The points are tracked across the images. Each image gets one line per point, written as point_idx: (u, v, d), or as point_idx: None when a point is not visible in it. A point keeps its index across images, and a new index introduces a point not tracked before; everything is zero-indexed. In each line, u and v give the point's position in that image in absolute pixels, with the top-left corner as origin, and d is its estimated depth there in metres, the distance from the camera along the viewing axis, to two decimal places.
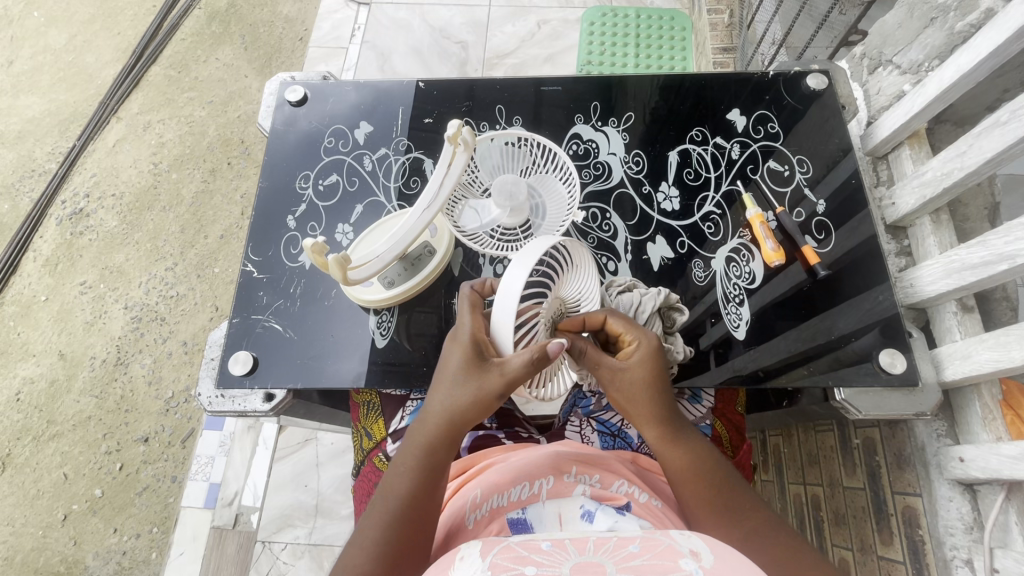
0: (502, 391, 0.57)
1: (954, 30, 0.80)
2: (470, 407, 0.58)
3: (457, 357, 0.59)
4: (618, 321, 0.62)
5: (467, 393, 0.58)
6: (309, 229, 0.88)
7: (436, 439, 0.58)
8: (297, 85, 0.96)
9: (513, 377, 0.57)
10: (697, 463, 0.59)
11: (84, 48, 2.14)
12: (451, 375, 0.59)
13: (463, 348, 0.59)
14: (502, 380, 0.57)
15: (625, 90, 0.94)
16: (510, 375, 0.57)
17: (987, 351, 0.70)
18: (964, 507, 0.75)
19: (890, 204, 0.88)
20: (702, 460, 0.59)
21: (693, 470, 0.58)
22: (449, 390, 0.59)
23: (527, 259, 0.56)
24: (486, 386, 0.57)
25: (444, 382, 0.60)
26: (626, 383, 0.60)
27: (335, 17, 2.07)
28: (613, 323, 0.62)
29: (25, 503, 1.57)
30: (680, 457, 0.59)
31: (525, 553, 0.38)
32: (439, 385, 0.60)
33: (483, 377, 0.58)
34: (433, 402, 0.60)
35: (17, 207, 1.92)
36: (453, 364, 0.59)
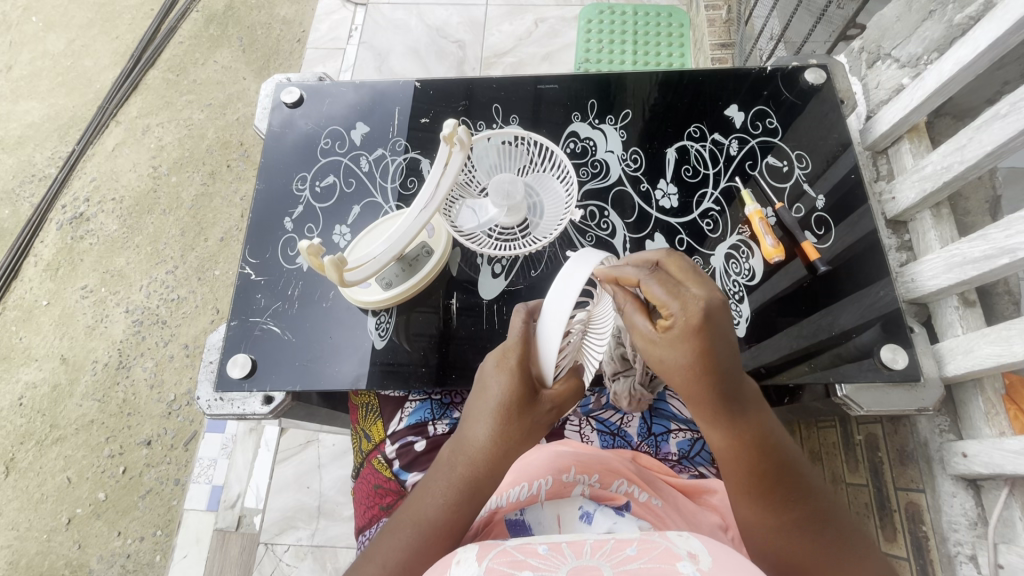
0: (551, 422, 0.55)
1: (953, 22, 0.79)
2: (514, 441, 0.54)
3: (506, 386, 0.53)
4: (655, 282, 0.49)
5: (514, 428, 0.53)
6: (307, 230, 0.87)
7: (471, 475, 0.54)
8: (293, 86, 0.96)
9: (563, 406, 0.55)
10: (749, 448, 0.52)
11: (82, 52, 2.14)
12: (495, 408, 0.53)
13: (510, 379, 0.53)
14: (553, 412, 0.54)
15: (623, 87, 0.93)
16: (561, 405, 0.55)
17: (988, 345, 0.70)
18: (967, 503, 0.75)
19: (890, 199, 0.87)
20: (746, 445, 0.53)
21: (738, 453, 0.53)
22: (492, 422, 0.54)
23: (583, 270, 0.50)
24: (536, 419, 0.54)
25: (485, 413, 0.54)
26: (670, 365, 0.49)
27: (332, 18, 2.07)
28: (649, 288, 0.49)
29: (29, 507, 1.58)
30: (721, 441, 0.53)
31: (521, 557, 0.38)
32: (477, 415, 0.54)
33: (534, 411, 0.53)
34: (471, 431, 0.55)
35: (18, 212, 1.93)
36: (497, 393, 0.53)
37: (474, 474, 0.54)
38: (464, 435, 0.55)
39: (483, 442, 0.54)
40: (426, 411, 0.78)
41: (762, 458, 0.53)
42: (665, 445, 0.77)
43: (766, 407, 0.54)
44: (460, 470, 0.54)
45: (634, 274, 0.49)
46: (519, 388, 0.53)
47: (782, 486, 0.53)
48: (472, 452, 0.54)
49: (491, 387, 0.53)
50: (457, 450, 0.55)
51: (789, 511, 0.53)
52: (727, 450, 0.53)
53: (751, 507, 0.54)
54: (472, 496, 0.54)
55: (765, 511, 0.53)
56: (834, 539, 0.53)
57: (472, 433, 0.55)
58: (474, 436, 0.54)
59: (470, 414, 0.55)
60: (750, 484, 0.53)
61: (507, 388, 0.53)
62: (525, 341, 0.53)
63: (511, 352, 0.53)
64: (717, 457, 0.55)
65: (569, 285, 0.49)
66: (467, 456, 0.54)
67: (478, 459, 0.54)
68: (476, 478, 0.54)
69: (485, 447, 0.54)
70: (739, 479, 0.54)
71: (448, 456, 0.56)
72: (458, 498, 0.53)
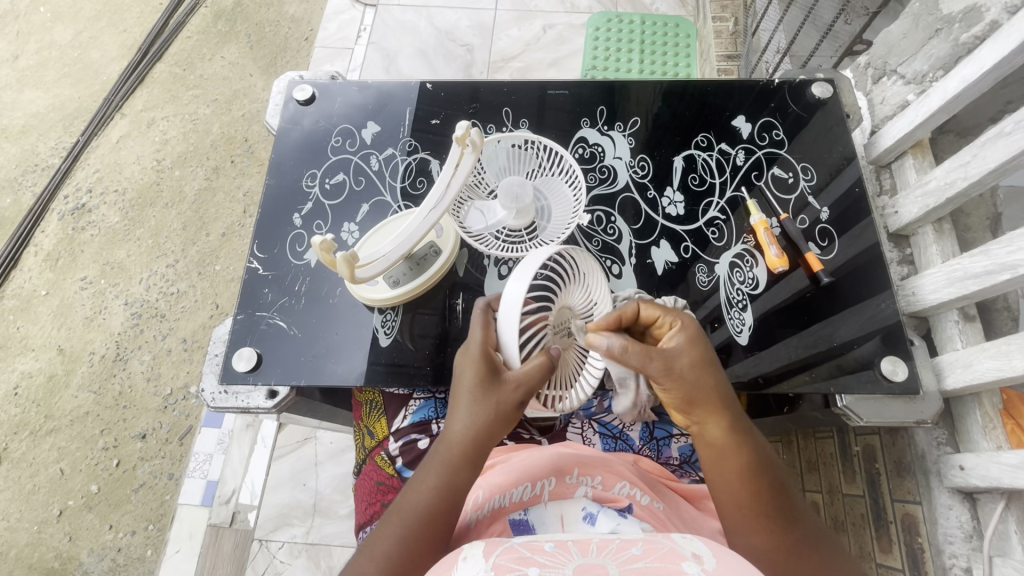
0: (522, 402, 0.53)
1: (959, 41, 0.81)
2: (488, 423, 0.54)
3: (470, 373, 0.54)
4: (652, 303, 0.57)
5: (485, 409, 0.54)
6: (316, 227, 0.88)
7: (452, 466, 0.55)
8: (305, 84, 0.96)
9: (531, 385, 0.53)
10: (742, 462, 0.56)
11: (89, 44, 2.15)
12: (467, 396, 0.55)
13: (476, 363, 0.54)
14: (521, 391, 0.53)
15: (630, 95, 0.94)
16: (527, 385, 0.52)
17: (988, 359, 0.71)
18: (964, 516, 0.75)
19: (893, 213, 0.88)
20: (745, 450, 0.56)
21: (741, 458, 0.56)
22: (467, 409, 0.55)
23: (531, 263, 0.54)
24: (504, 398, 0.53)
25: (460, 402, 0.55)
26: (687, 375, 0.54)
27: (340, 18, 2.08)
28: (646, 310, 0.56)
29: (20, 498, 1.57)
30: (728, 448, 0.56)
31: (529, 554, 0.39)
32: (454, 406, 0.56)
33: (500, 390, 0.53)
34: (449, 424, 0.56)
35: (20, 201, 1.93)
36: (465, 381, 0.55)
37: (458, 462, 0.55)
38: (444, 428, 0.56)
39: (460, 430, 0.55)
40: (429, 410, 0.79)
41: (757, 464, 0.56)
42: (666, 450, 0.77)
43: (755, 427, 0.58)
44: (444, 460, 0.55)
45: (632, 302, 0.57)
46: (482, 369, 0.54)
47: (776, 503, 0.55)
48: (453, 441, 0.55)
49: (461, 375, 0.56)
50: (439, 445, 0.56)
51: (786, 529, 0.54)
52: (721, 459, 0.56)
53: (751, 526, 0.54)
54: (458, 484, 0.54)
55: (767, 531, 0.54)
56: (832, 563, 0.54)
57: (452, 424, 0.56)
58: (452, 427, 0.56)
59: (449, 408, 0.57)
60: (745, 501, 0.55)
61: (473, 374, 0.55)
62: (486, 329, 0.57)
63: (475, 338, 0.56)
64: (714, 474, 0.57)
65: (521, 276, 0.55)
66: (448, 445, 0.55)
67: (458, 447, 0.55)
68: (458, 465, 0.55)
69: (461, 433, 0.55)
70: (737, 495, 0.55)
71: (432, 451, 0.57)
72: (443, 485, 0.54)
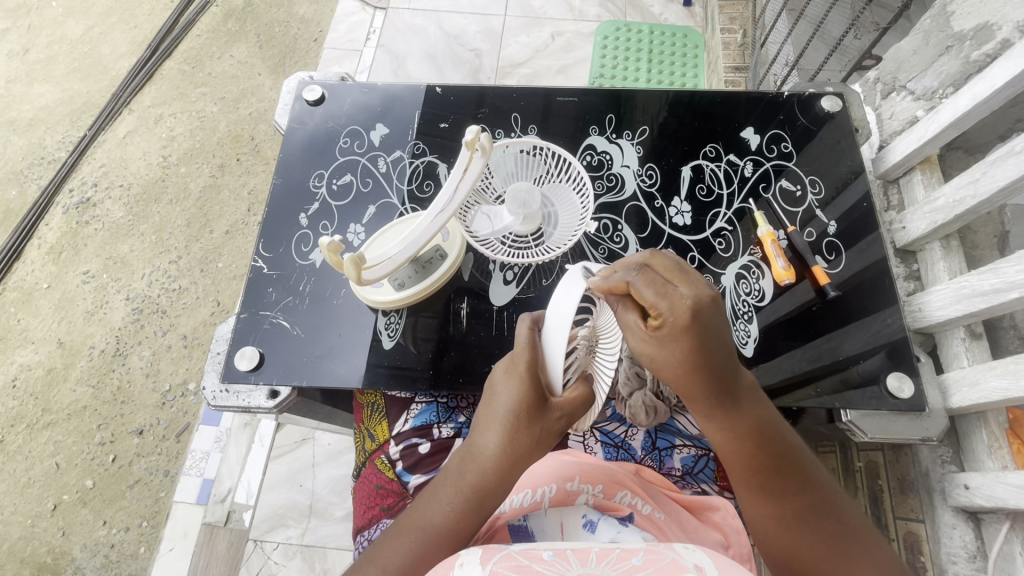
0: (562, 430, 0.54)
1: (970, 58, 0.81)
2: (524, 449, 0.53)
3: (514, 395, 0.53)
4: (648, 279, 0.49)
5: (524, 436, 0.52)
6: (322, 227, 0.88)
7: (477, 488, 0.53)
8: (315, 84, 0.97)
9: (573, 414, 0.54)
10: (749, 440, 0.54)
11: (100, 40, 2.16)
12: (504, 417, 0.53)
13: (520, 386, 0.53)
14: (564, 420, 0.54)
15: (638, 104, 0.94)
16: (572, 414, 0.54)
17: (996, 379, 0.70)
18: (967, 535, 0.75)
19: (901, 228, 0.88)
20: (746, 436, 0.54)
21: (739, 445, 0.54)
22: (501, 431, 0.53)
23: (576, 281, 0.54)
24: (546, 427, 0.53)
25: (494, 422, 0.53)
26: (665, 361, 0.51)
27: (350, 20, 2.09)
28: (640, 292, 0.49)
29: (15, 491, 1.56)
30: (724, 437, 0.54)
31: (527, 563, 0.39)
32: (487, 424, 0.54)
33: (543, 418, 0.53)
34: (480, 440, 0.54)
35: (25, 193, 1.93)
36: (506, 402, 0.53)
37: (482, 485, 0.53)
38: (473, 444, 0.54)
39: (492, 452, 0.53)
40: (431, 414, 0.78)
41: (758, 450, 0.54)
42: (668, 461, 0.77)
43: (762, 392, 0.56)
44: (469, 480, 0.53)
45: (622, 277, 0.49)
46: (527, 393, 0.52)
47: (784, 476, 0.55)
48: (481, 461, 0.53)
49: (501, 393, 0.53)
50: (465, 459, 0.54)
51: (794, 502, 0.54)
52: (727, 443, 0.54)
53: (755, 500, 0.55)
54: (483, 506, 0.53)
55: (769, 505, 0.55)
56: (839, 534, 0.54)
57: (481, 442, 0.54)
58: (483, 444, 0.53)
59: (479, 423, 0.55)
60: (753, 479, 0.55)
61: (516, 396, 0.53)
62: (532, 348, 0.54)
63: (522, 357, 0.54)
64: (720, 452, 0.56)
65: (567, 296, 0.53)
66: (476, 465, 0.53)
67: (487, 469, 0.53)
68: (485, 488, 0.53)
69: (493, 455, 0.53)
70: (743, 472, 0.55)
71: (456, 465, 0.55)
72: (465, 506, 0.53)
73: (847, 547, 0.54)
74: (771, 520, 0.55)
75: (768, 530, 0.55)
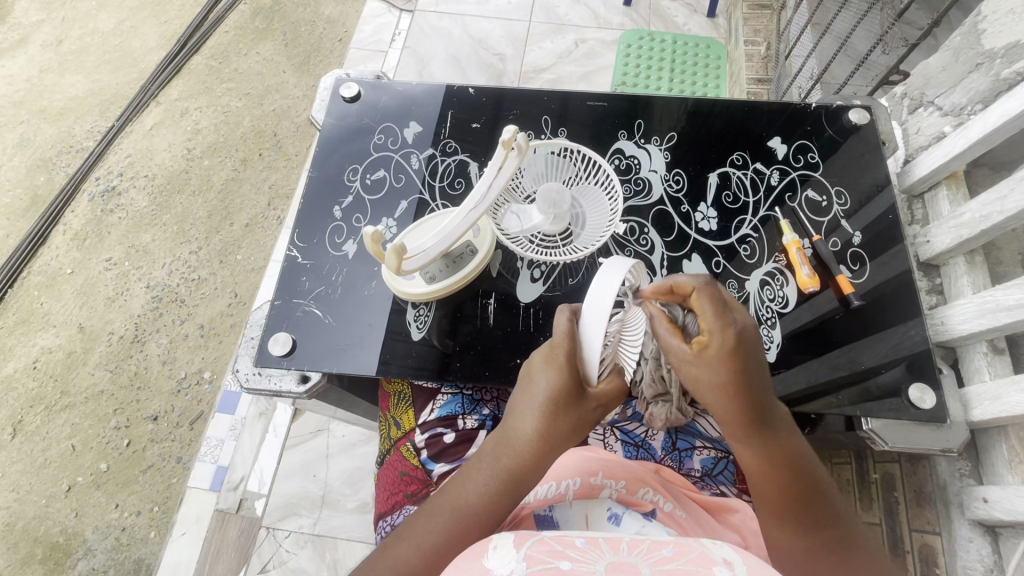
0: (596, 419, 0.57)
1: (1000, 76, 0.82)
2: (560, 435, 0.55)
3: (554, 383, 0.54)
4: (706, 298, 0.51)
5: (562, 422, 0.55)
6: (354, 220, 0.90)
7: (512, 471, 0.55)
8: (351, 81, 0.99)
9: (607, 404, 0.57)
10: (781, 467, 0.55)
11: (130, 34, 2.22)
12: (543, 404, 0.55)
13: (560, 375, 0.54)
14: (599, 409, 0.57)
15: (666, 111, 0.96)
16: (605, 403, 0.57)
17: (1019, 394, 0.71)
18: (985, 549, 0.75)
19: (925, 242, 0.89)
20: (780, 460, 0.55)
21: (772, 468, 0.55)
22: (538, 417, 0.55)
23: (616, 269, 0.54)
24: (583, 415, 0.55)
25: (531, 408, 0.55)
26: (704, 381, 0.52)
27: (376, 21, 2.12)
28: (701, 304, 0.51)
29: (31, 470, 1.60)
30: (757, 459, 0.55)
31: (560, 548, 0.40)
32: (524, 409, 0.56)
33: (580, 407, 0.55)
34: (517, 425, 0.56)
35: (52, 180, 1.98)
36: (546, 391, 0.54)
37: (516, 469, 0.55)
38: (509, 429, 0.56)
39: (530, 436, 0.55)
40: (457, 405, 0.80)
41: (791, 473, 0.55)
42: (688, 462, 0.77)
43: (798, 427, 0.57)
44: (505, 462, 0.55)
45: (690, 285, 0.51)
46: (568, 383, 0.54)
47: (808, 505, 0.56)
48: (517, 446, 0.55)
49: (540, 382, 0.55)
50: (501, 443, 0.56)
51: (816, 531, 0.55)
52: (761, 468, 0.55)
53: (782, 525, 0.56)
54: (515, 488, 0.55)
55: (796, 530, 0.55)
56: (859, 565, 0.55)
57: (517, 427, 0.56)
58: (520, 429, 0.55)
59: (515, 408, 0.56)
60: (779, 505, 0.56)
61: (556, 385, 0.54)
62: (571, 338, 0.55)
63: (562, 347, 0.55)
64: (750, 478, 0.57)
65: (607, 281, 0.53)
66: (512, 449, 0.55)
67: (524, 452, 0.55)
68: (521, 471, 0.55)
69: (530, 440, 0.55)
70: (770, 497, 0.56)
71: (491, 449, 0.56)
72: (499, 489, 0.55)
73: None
74: (792, 552, 0.56)
75: (788, 563, 0.56)
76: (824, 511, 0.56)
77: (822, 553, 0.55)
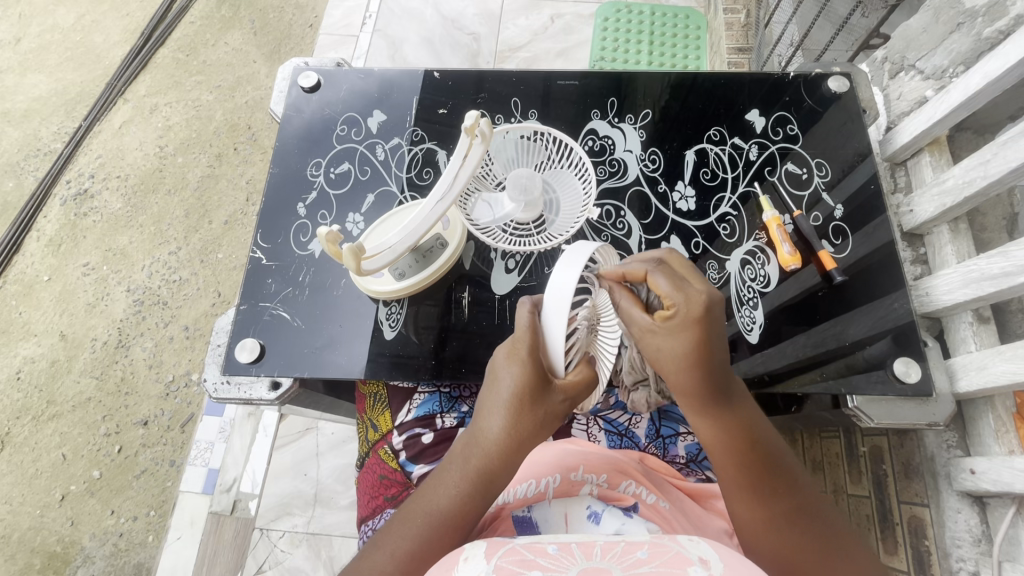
0: (565, 413, 0.54)
1: (982, 35, 0.79)
2: (528, 432, 0.53)
3: (518, 379, 0.52)
4: (660, 275, 0.52)
5: (528, 418, 0.53)
6: (320, 217, 0.87)
7: (482, 471, 0.53)
8: (310, 70, 0.95)
9: (576, 396, 0.55)
10: (741, 439, 0.55)
11: (92, 28, 2.13)
12: (508, 401, 0.53)
13: (523, 370, 0.52)
14: (567, 403, 0.54)
15: (640, 87, 0.92)
16: (574, 395, 0.55)
17: (1003, 363, 0.70)
18: (972, 519, 0.75)
19: (908, 211, 0.87)
20: (739, 433, 0.55)
21: (730, 440, 0.55)
22: (503, 414, 0.53)
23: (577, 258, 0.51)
24: (549, 409, 0.53)
25: (497, 405, 0.53)
26: (666, 353, 0.52)
27: (346, 5, 2.05)
28: (655, 280, 0.52)
29: (23, 482, 1.57)
30: (715, 432, 0.55)
31: (531, 556, 0.38)
32: (490, 407, 0.54)
33: (547, 401, 0.53)
34: (485, 424, 0.54)
35: (22, 185, 1.91)
36: (509, 387, 0.53)
37: (486, 468, 0.53)
38: (477, 428, 0.54)
39: (496, 435, 0.53)
40: (434, 404, 0.78)
41: (750, 447, 0.55)
42: (673, 449, 0.76)
43: (755, 403, 0.57)
44: (475, 463, 0.53)
45: (642, 266, 0.53)
46: (530, 378, 0.52)
47: (774, 478, 0.55)
48: (486, 446, 0.53)
49: (502, 377, 0.53)
50: (469, 444, 0.54)
51: (783, 499, 0.54)
52: (719, 441, 0.55)
53: (745, 501, 0.54)
54: (488, 489, 0.54)
55: (761, 507, 0.54)
56: (830, 540, 0.54)
57: (485, 426, 0.54)
58: (487, 428, 0.54)
59: (481, 407, 0.55)
60: (743, 473, 0.55)
61: (519, 381, 0.52)
62: (533, 331, 0.53)
63: (523, 341, 0.53)
64: (710, 452, 0.56)
65: (566, 272, 0.50)
66: (481, 449, 0.53)
67: (492, 452, 0.53)
68: (490, 471, 0.53)
69: (498, 438, 0.53)
70: (733, 467, 0.55)
71: (461, 449, 0.55)
72: (471, 490, 0.53)
73: (844, 554, 0.53)
74: (760, 528, 0.54)
75: (754, 540, 0.54)
76: (790, 488, 0.55)
77: (791, 527, 0.53)
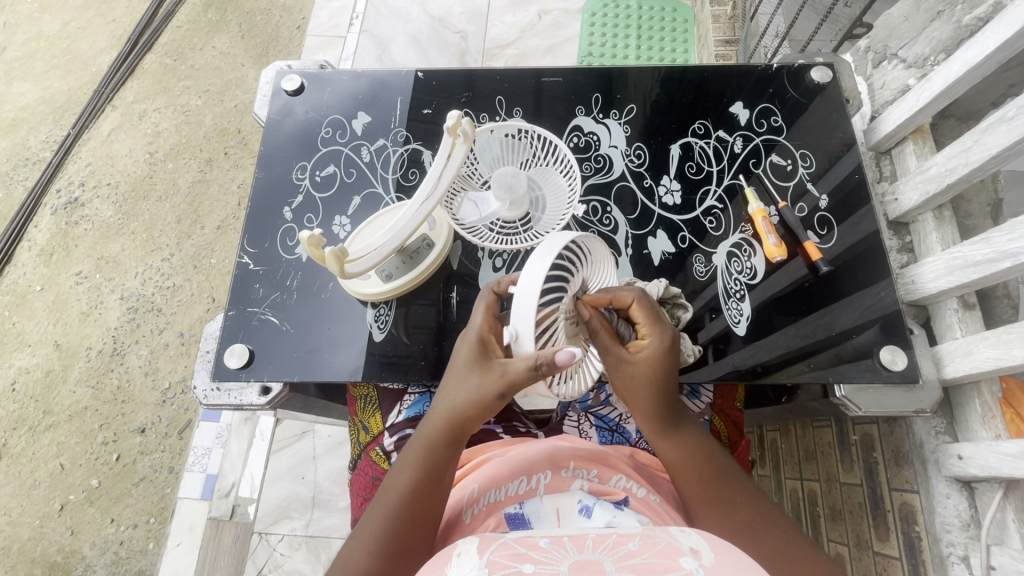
0: (500, 390, 0.54)
1: (962, 23, 0.79)
2: (471, 406, 0.57)
3: (462, 358, 0.58)
4: (643, 310, 0.57)
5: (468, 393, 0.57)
6: (307, 220, 0.87)
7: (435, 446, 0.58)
8: (293, 73, 0.94)
9: (512, 377, 0.53)
10: (699, 456, 0.59)
11: (78, 34, 2.11)
12: (454, 378, 0.58)
13: (467, 349, 0.58)
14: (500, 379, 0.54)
15: (624, 82, 0.92)
16: (510, 374, 0.53)
17: (989, 349, 0.70)
18: (961, 504, 0.75)
19: (893, 200, 0.87)
20: (699, 453, 0.59)
21: (690, 459, 0.59)
22: (451, 393, 0.58)
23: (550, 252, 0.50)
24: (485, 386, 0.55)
25: (448, 384, 0.59)
26: (637, 379, 0.57)
27: (333, 6, 2.04)
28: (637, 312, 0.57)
29: (21, 493, 1.57)
30: (678, 453, 0.59)
31: (523, 550, 0.39)
32: (444, 387, 0.60)
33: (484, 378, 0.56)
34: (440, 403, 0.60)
35: (11, 195, 1.90)
36: (457, 366, 0.58)
37: (439, 442, 0.58)
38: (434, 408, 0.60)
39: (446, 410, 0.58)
40: (425, 404, 0.78)
41: (707, 462, 0.59)
42: None
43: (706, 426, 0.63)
44: (430, 438, 0.59)
45: (628, 294, 0.57)
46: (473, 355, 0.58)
47: (734, 489, 0.58)
48: (438, 423, 0.58)
49: (455, 360, 0.59)
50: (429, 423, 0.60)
51: (744, 515, 0.56)
52: (680, 460, 0.59)
53: (714, 517, 0.57)
54: (439, 464, 0.57)
55: (727, 519, 0.56)
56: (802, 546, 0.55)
57: (441, 407, 0.60)
58: (440, 406, 0.59)
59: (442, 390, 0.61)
60: (702, 492, 0.58)
61: (465, 360, 0.58)
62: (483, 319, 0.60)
63: (474, 325, 0.60)
64: (673, 474, 0.60)
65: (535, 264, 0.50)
66: (434, 424, 0.59)
67: (442, 426, 0.58)
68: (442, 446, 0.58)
69: (448, 414, 0.58)
70: (693, 488, 0.58)
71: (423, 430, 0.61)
72: (426, 464, 0.57)
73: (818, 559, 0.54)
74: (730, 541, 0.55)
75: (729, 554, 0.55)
76: (751, 499, 0.58)
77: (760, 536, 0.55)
